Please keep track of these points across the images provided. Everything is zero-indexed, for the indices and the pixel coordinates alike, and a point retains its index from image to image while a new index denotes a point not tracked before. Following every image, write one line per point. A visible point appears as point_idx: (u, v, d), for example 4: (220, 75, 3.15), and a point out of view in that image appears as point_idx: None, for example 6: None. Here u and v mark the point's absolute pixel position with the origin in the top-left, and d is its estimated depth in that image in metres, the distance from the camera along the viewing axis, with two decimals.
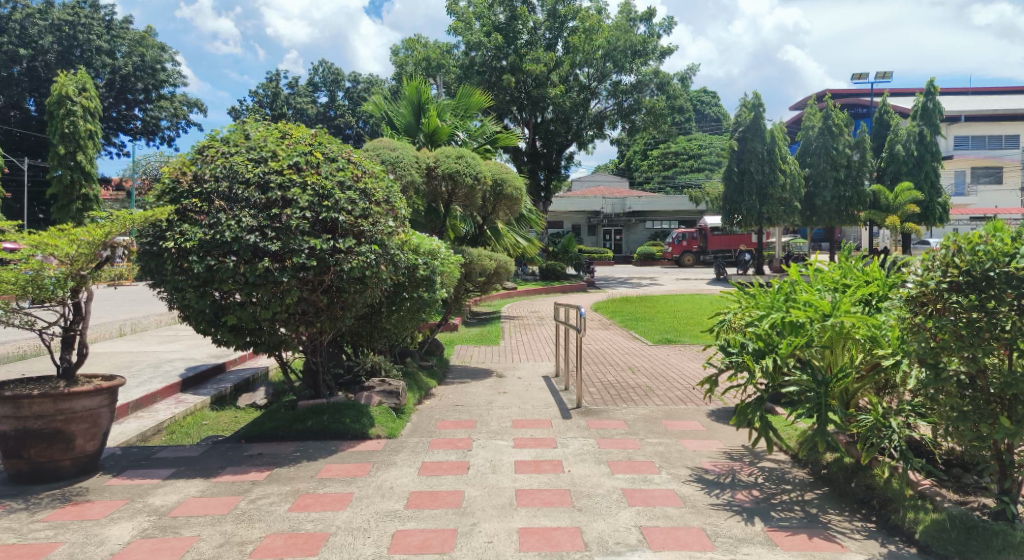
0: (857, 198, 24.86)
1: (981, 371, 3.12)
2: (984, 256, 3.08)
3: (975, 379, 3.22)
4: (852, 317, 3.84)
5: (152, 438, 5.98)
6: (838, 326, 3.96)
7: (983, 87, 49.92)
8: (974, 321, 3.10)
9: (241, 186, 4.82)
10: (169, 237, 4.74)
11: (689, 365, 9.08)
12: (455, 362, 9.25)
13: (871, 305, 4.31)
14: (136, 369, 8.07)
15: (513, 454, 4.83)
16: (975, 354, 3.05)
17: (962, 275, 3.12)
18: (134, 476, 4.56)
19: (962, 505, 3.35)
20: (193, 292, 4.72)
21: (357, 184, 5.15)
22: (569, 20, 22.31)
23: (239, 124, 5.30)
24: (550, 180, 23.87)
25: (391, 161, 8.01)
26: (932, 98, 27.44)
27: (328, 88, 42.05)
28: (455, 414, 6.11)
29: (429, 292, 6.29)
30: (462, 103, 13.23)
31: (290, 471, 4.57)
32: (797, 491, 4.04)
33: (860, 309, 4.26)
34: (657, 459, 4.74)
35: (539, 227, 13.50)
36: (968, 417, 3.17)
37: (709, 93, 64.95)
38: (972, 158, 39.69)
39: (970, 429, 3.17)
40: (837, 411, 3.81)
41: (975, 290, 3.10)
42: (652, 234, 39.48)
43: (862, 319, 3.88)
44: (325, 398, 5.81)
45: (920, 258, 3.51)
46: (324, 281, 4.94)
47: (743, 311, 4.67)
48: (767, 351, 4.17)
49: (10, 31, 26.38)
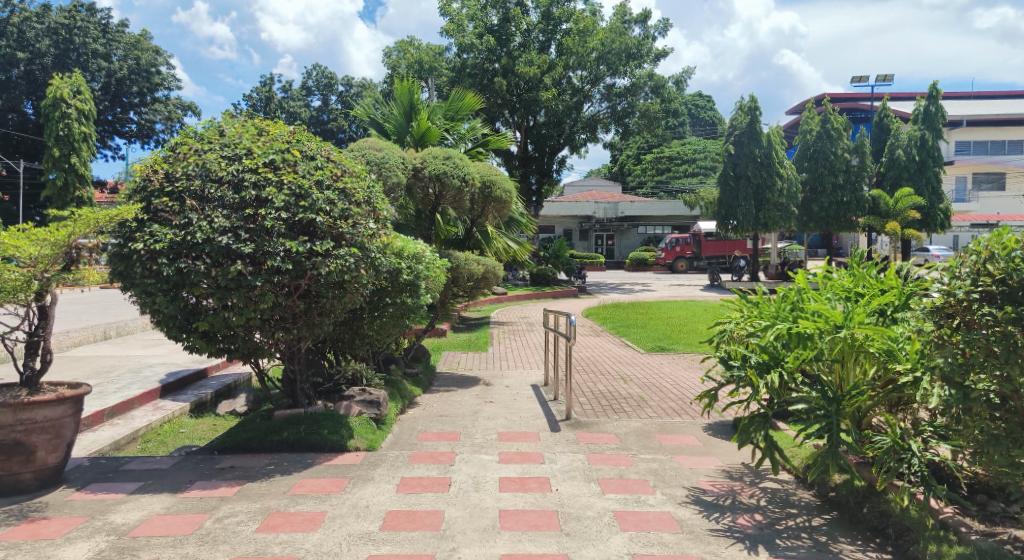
0: (856, 204, 24.74)
1: (1014, 390, 3.02)
2: (1019, 264, 3.03)
3: (1007, 400, 3.13)
4: (866, 330, 3.65)
5: (126, 447, 5.64)
6: (849, 338, 3.78)
7: (976, 92, 50.24)
8: (1009, 335, 3.00)
9: (214, 185, 4.56)
10: (137, 239, 4.43)
11: (684, 376, 8.87)
12: (442, 369, 8.99)
13: (883, 316, 4.10)
14: (114, 374, 7.74)
15: (498, 470, 4.58)
16: (1011, 372, 2.95)
17: (997, 285, 3.07)
18: (98, 490, 4.06)
19: (990, 538, 3.19)
20: (161, 297, 4.43)
21: (336, 184, 4.92)
22: (563, 22, 22.16)
23: (212, 119, 5.01)
24: (542, 184, 23.68)
25: (376, 162, 7.79)
26: (935, 101, 27.35)
27: (322, 92, 41.73)
28: (439, 425, 5.85)
29: (413, 297, 6.08)
30: (454, 106, 13.02)
31: (262, 485, 4.22)
32: (804, 516, 3.89)
33: (872, 320, 4.05)
34: (652, 478, 4.50)
35: (530, 231, 13.23)
36: (1000, 440, 3.07)
37: (704, 97, 65.04)
38: (972, 164, 39.90)
39: (1002, 454, 3.05)
40: (851, 432, 3.65)
41: (1010, 302, 3.03)
42: (645, 239, 39.48)
43: (874, 332, 3.68)
44: (303, 407, 5.50)
45: (946, 268, 3.46)
46: (301, 286, 4.70)
47: (745, 321, 4.44)
48: (772, 366, 3.95)
49: (8, 34, 26.04)
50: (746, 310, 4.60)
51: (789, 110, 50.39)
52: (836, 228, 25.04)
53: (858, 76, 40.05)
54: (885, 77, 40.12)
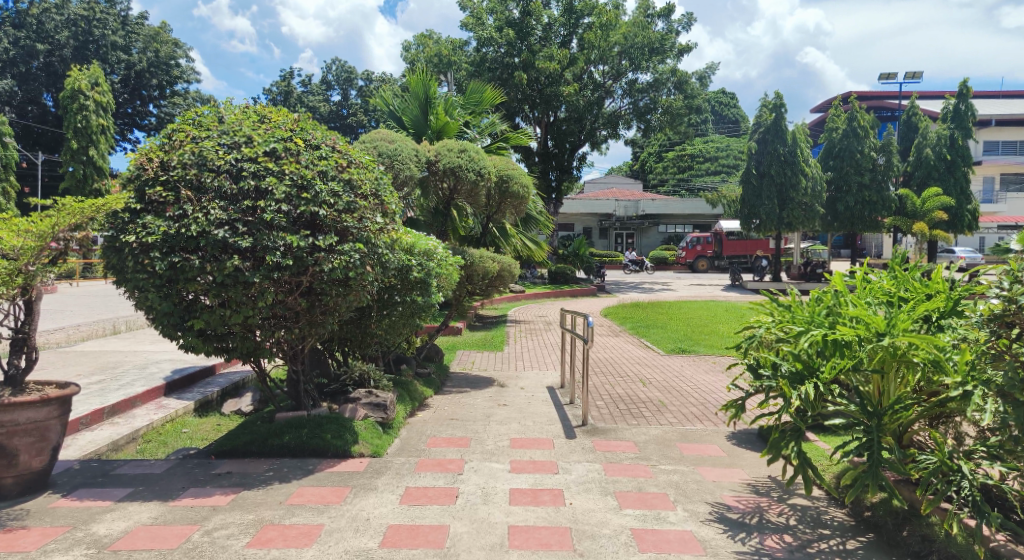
0: (882, 205, 23.93)
1: None
2: None
3: None
4: (914, 338, 3.26)
5: (125, 448, 5.49)
6: (894, 347, 3.40)
7: (1007, 90, 48.84)
8: None
9: (211, 174, 4.34)
10: (130, 231, 4.23)
11: (706, 379, 8.51)
12: (455, 368, 8.75)
13: (930, 323, 3.70)
14: (120, 371, 7.62)
15: (509, 481, 4.29)
16: None
17: None
18: (85, 497, 3.88)
19: None
20: (154, 293, 4.23)
21: (342, 175, 4.69)
22: (585, 16, 21.76)
23: (212, 106, 4.80)
24: (562, 180, 23.31)
25: (388, 155, 7.56)
26: (966, 99, 26.54)
27: (341, 87, 41.75)
28: (449, 429, 5.58)
29: (423, 295, 5.89)
30: (473, 99, 12.77)
31: (258, 494, 3.99)
32: (837, 539, 3.53)
33: (920, 326, 3.67)
34: (673, 492, 4.18)
35: (548, 229, 12.86)
36: None
37: (728, 94, 63.89)
38: (1001, 164, 38.75)
39: None
40: (893, 450, 3.28)
41: None
42: (666, 238, 38.94)
43: (921, 340, 3.28)
44: (306, 410, 5.27)
45: (1008, 270, 3.09)
46: (302, 283, 4.48)
47: (777, 325, 4.07)
48: (804, 375, 3.60)
49: (26, 26, 26.58)
50: (779, 312, 4.22)
51: (815, 108, 49.32)
52: (862, 228, 24.34)
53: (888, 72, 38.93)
54: (915, 74, 38.94)
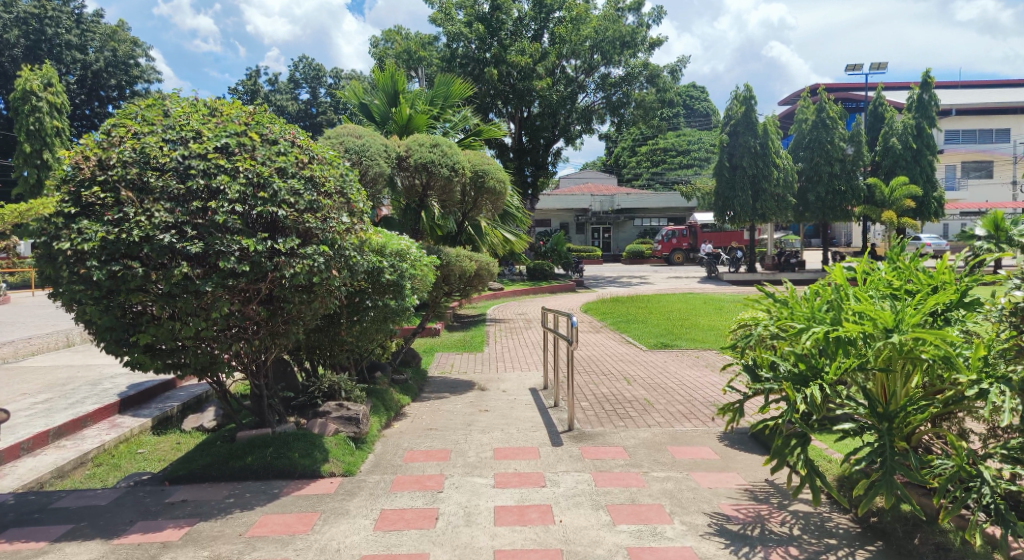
0: (852, 193, 24.22)
1: None
2: None
3: None
4: (926, 333, 2.96)
5: (72, 474, 5.06)
6: (902, 344, 3.10)
7: (968, 80, 49.95)
8: None
9: (155, 173, 3.91)
10: (63, 237, 3.77)
11: (692, 375, 8.30)
12: (434, 372, 8.40)
13: (939, 316, 3.42)
14: (70, 388, 7.09)
15: (493, 498, 3.98)
16: None
17: None
18: (15, 538, 3.46)
19: None
20: (93, 307, 3.78)
21: (303, 171, 4.31)
22: (555, 10, 21.50)
23: (156, 99, 4.35)
24: (537, 176, 22.91)
25: (355, 150, 7.21)
26: (929, 89, 26.92)
27: (310, 85, 40.94)
28: (427, 441, 5.22)
29: (397, 299, 5.56)
30: (443, 92, 12.36)
31: (215, 526, 3.61)
32: (844, 549, 3.25)
33: (929, 321, 3.39)
34: (668, 503, 3.90)
35: (526, 225, 12.53)
36: None
37: (698, 88, 64.37)
38: (962, 153, 39.64)
39: None
40: (909, 455, 3.01)
41: None
42: (641, 232, 39.04)
43: (934, 334, 2.98)
44: (271, 426, 4.87)
45: None
46: (261, 291, 4.10)
47: (775, 321, 3.76)
48: (808, 375, 3.31)
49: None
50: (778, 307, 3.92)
51: (782, 101, 49.93)
52: (833, 217, 24.49)
53: (854, 63, 39.36)
54: (880, 66, 39.43)
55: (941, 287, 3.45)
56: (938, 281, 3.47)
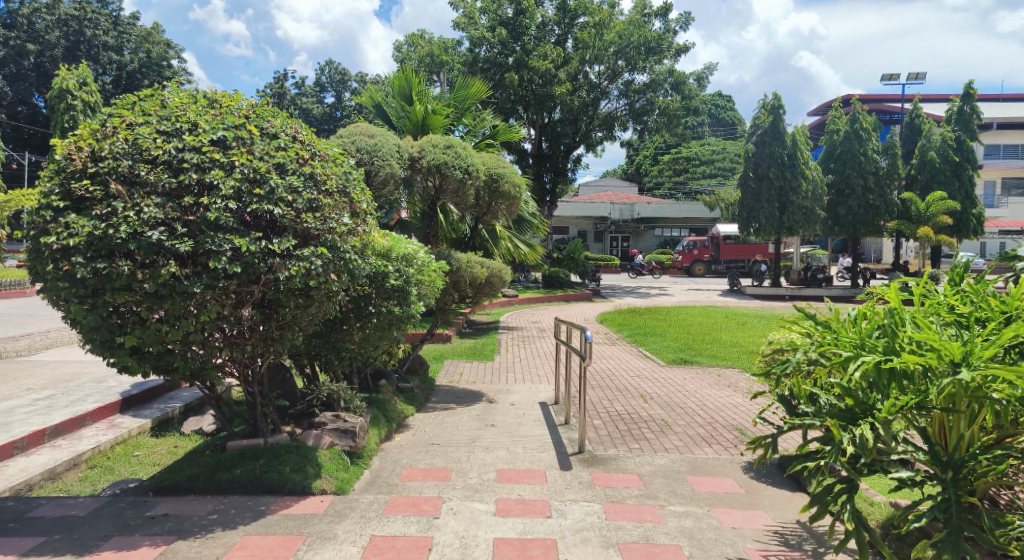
0: (885, 208, 23.44)
1: None
2: None
3: None
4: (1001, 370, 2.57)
5: (64, 476, 4.79)
6: (973, 381, 2.71)
7: (1007, 93, 48.56)
8: None
9: (146, 166, 3.66)
10: (48, 230, 3.48)
11: (712, 395, 7.89)
12: (442, 381, 8.10)
13: (1013, 350, 3.00)
14: (74, 385, 6.90)
15: (493, 528, 3.65)
16: None
17: None
18: None
19: None
20: (76, 306, 3.51)
21: (303, 168, 4.06)
22: (580, 15, 21.17)
23: (155, 89, 4.09)
24: (556, 183, 22.67)
25: (367, 150, 6.98)
26: (971, 101, 26.12)
27: (335, 89, 41.12)
28: (427, 458, 4.92)
29: (402, 305, 5.27)
30: (460, 95, 12.04)
31: (193, 546, 3.32)
32: None
33: (1000, 355, 2.97)
34: (687, 544, 3.54)
35: (542, 231, 12.27)
36: None
37: (725, 98, 63.75)
38: (1002, 168, 38.46)
39: None
40: (980, 514, 2.62)
41: None
42: (661, 241, 38.49)
43: (1012, 373, 2.58)
44: (264, 437, 4.59)
45: None
46: (255, 293, 3.83)
47: (816, 347, 3.38)
48: (856, 413, 2.94)
49: (17, 26, 25.70)
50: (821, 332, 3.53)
51: (812, 112, 49.09)
52: (864, 232, 23.81)
53: (890, 74, 38.34)
54: (917, 76, 38.42)
55: (1014, 316, 3.03)
56: (1012, 308, 3.04)
